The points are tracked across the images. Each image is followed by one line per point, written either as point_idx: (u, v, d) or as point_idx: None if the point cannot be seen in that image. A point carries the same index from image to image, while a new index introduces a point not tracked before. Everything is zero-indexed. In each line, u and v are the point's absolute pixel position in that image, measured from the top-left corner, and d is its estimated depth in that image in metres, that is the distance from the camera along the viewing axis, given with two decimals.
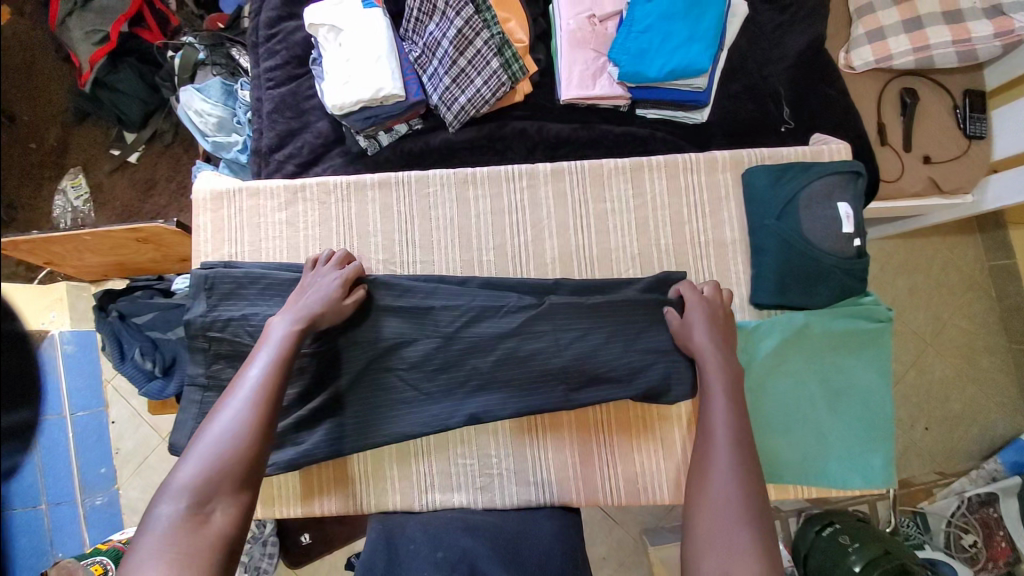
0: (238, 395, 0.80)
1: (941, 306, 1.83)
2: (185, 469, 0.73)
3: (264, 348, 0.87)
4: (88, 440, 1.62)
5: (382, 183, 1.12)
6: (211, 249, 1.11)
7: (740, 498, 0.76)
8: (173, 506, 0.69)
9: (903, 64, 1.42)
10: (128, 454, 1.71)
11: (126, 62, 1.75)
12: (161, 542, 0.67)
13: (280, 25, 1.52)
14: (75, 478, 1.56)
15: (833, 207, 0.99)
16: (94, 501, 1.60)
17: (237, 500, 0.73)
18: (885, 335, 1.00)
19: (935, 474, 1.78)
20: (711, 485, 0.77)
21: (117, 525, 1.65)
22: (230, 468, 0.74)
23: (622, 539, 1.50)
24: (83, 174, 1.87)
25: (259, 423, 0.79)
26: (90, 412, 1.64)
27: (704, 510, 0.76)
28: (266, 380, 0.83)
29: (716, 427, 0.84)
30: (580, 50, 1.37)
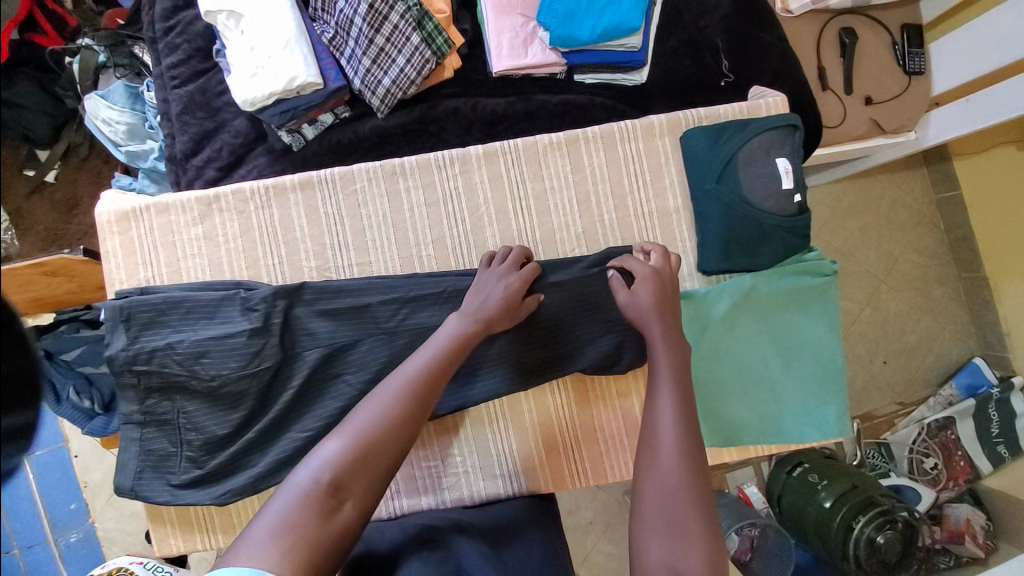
0: (396, 377, 0.74)
1: (892, 244, 1.87)
2: (331, 443, 0.66)
3: (435, 340, 0.80)
4: (51, 478, 1.59)
5: (304, 184, 1.03)
6: (125, 277, 1.03)
7: (687, 488, 0.69)
8: (313, 479, 0.63)
9: (839, 3, 1.38)
10: (96, 486, 1.59)
11: (21, 73, 1.59)
12: (282, 516, 0.60)
13: (176, 15, 1.38)
14: (43, 519, 1.58)
15: (772, 164, 0.97)
16: (67, 538, 1.58)
17: (369, 494, 0.66)
18: (832, 289, 1.00)
19: (896, 405, 1.85)
20: (657, 477, 0.70)
21: (97, 559, 1.57)
22: (373, 458, 0.66)
23: (606, 503, 1.52)
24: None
25: (410, 416, 0.71)
26: (50, 450, 1.60)
27: (652, 499, 0.69)
28: (428, 371, 0.75)
29: (662, 414, 0.75)
30: (505, 16, 1.28)
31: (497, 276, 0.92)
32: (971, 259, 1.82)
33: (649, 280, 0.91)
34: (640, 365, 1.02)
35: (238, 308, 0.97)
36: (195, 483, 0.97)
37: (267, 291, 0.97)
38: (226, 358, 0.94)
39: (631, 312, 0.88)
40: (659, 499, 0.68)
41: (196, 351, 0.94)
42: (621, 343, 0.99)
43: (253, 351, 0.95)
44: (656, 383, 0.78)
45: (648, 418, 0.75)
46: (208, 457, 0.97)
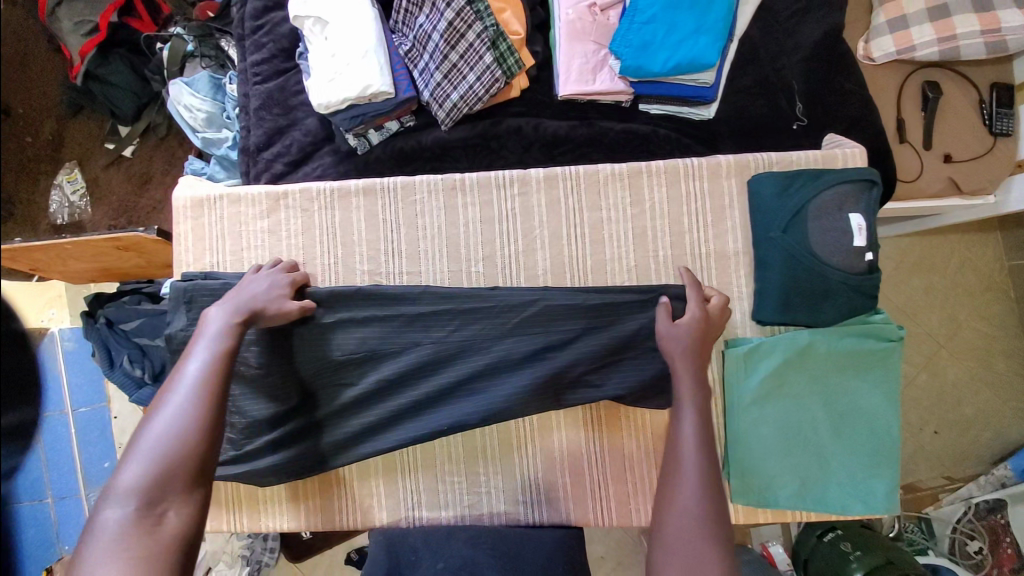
0: (179, 391, 0.73)
1: (956, 308, 1.76)
2: (129, 472, 0.66)
3: (200, 343, 0.80)
4: (90, 435, 1.68)
5: (367, 190, 1.06)
6: (192, 259, 1.08)
7: (709, 512, 0.69)
8: (120, 511, 0.63)
9: (926, 55, 1.32)
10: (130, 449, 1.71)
11: (116, 54, 1.72)
12: (105, 553, 0.61)
13: (266, 16, 1.46)
14: (78, 473, 1.66)
15: (844, 219, 0.93)
16: (98, 496, 1.66)
17: (191, 497, 0.68)
18: (894, 357, 0.95)
19: (942, 478, 1.73)
20: (678, 501, 0.70)
21: None
22: (183, 464, 0.68)
23: (621, 540, 1.47)
24: (79, 168, 1.85)
25: (209, 415, 0.73)
26: (92, 407, 1.70)
27: (672, 523, 0.69)
28: (209, 372, 0.76)
29: (683, 438, 0.75)
30: (578, 42, 1.29)
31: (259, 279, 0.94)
32: None
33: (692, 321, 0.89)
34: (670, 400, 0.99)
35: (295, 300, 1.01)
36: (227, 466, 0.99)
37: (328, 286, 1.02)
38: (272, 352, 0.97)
39: (667, 338, 0.88)
40: (682, 527, 0.68)
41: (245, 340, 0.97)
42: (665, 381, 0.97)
43: (303, 346, 0.98)
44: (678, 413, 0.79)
45: (671, 443, 0.76)
46: (247, 440, 0.98)
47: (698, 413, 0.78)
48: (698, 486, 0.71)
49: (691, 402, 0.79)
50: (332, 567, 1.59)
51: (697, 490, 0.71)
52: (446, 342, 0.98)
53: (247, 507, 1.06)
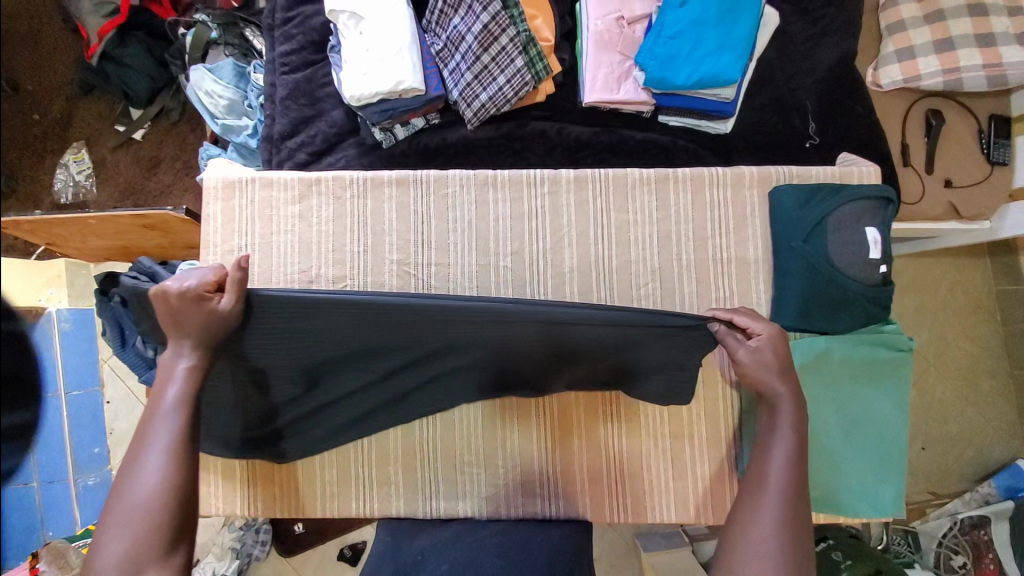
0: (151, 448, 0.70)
1: (943, 328, 1.84)
2: (103, 547, 0.64)
3: (163, 392, 0.74)
4: (83, 419, 1.64)
5: (400, 181, 1.08)
6: (220, 241, 1.08)
7: (786, 538, 0.70)
8: None
9: (931, 85, 1.39)
10: (123, 435, 1.71)
11: (134, 37, 1.72)
12: None
13: (297, 8, 1.48)
14: (68, 456, 1.60)
15: (861, 232, 0.97)
16: (86, 481, 1.63)
17: (170, 566, 0.66)
18: (905, 366, 0.99)
19: (927, 493, 1.79)
20: (757, 524, 0.70)
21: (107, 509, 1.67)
22: (159, 536, 0.66)
23: (615, 543, 1.49)
24: (87, 149, 1.84)
25: (182, 477, 0.70)
26: (84, 391, 1.65)
27: (751, 556, 0.68)
28: (177, 429, 0.72)
29: (773, 463, 0.76)
30: (605, 51, 1.34)
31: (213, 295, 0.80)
32: None
33: (771, 337, 0.85)
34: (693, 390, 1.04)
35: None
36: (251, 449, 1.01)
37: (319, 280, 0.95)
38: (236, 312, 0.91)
39: (749, 365, 0.85)
40: (754, 551, 0.68)
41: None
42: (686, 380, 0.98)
43: None
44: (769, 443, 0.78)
45: (759, 464, 0.77)
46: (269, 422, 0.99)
47: (790, 449, 0.77)
48: (780, 510, 0.72)
49: (786, 431, 0.79)
50: (324, 562, 1.57)
51: (778, 514, 0.71)
52: None
53: (263, 492, 1.06)
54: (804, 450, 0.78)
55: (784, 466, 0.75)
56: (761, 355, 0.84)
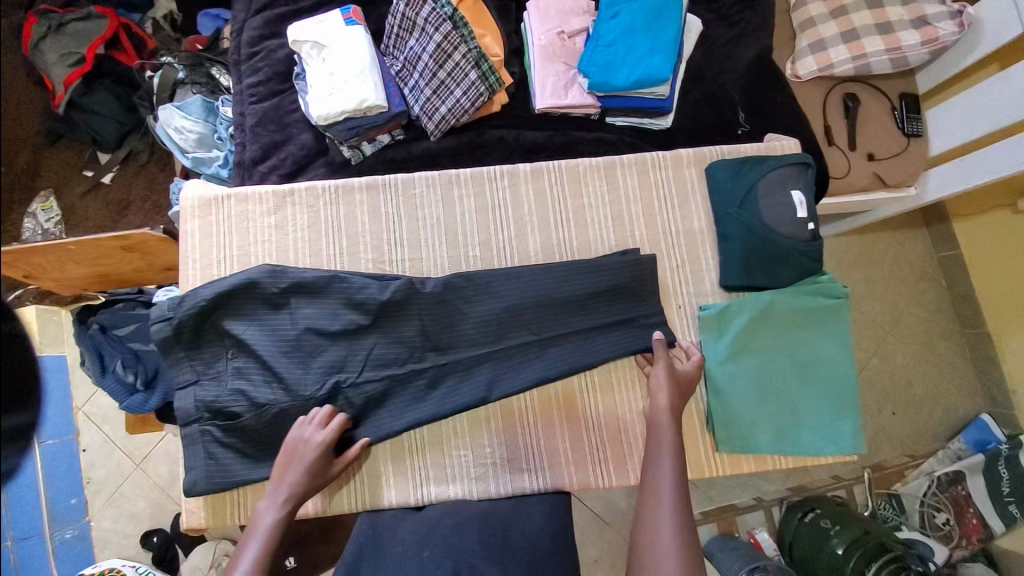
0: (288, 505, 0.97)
1: (895, 297, 1.95)
2: None
3: (253, 538, 0.91)
4: (59, 469, 1.64)
5: (370, 187, 1.16)
6: (199, 256, 1.13)
7: (683, 543, 0.84)
8: None
9: (844, 71, 1.56)
10: (100, 483, 1.72)
11: (101, 84, 1.79)
12: None
13: (261, 43, 1.58)
14: (44, 510, 1.58)
15: (787, 194, 1.09)
16: (64, 535, 1.62)
17: None
18: (844, 311, 1.09)
19: (905, 456, 1.85)
20: (661, 528, 0.86)
21: (88, 559, 1.65)
22: None
23: (613, 539, 1.51)
24: (55, 196, 1.86)
25: None
26: (60, 440, 1.65)
27: (655, 546, 0.84)
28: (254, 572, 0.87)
29: (662, 481, 0.91)
30: (551, 62, 1.47)
31: (305, 435, 1.00)
32: (974, 317, 1.89)
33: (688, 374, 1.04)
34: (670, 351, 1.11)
35: (296, 356, 1.05)
36: (248, 458, 1.06)
37: (314, 381, 1.04)
38: (251, 385, 1.03)
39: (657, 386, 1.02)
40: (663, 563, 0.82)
41: (239, 398, 1.03)
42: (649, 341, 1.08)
43: (323, 336, 1.06)
44: (656, 458, 0.95)
45: (651, 484, 0.92)
46: (262, 423, 1.03)
47: (674, 459, 0.94)
48: (673, 521, 0.87)
49: (668, 451, 0.95)
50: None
51: (675, 523, 0.86)
52: (455, 313, 1.08)
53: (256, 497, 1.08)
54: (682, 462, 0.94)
55: (670, 472, 0.92)
56: (658, 379, 1.02)
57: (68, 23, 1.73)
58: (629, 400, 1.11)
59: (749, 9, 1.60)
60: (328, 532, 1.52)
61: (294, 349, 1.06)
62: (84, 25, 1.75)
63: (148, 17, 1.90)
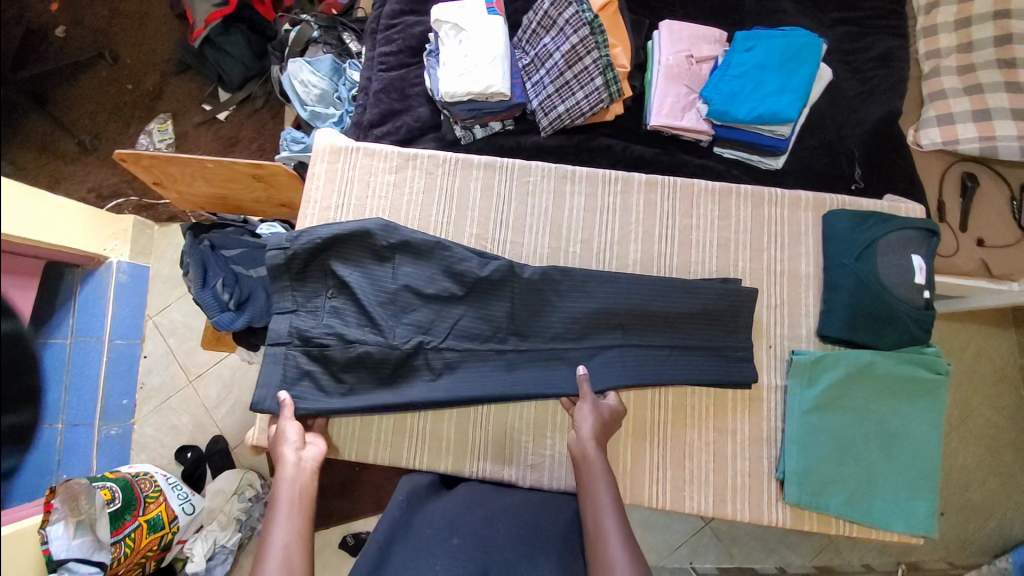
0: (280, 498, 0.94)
1: (969, 393, 1.85)
2: None
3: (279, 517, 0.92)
4: (120, 368, 1.77)
5: (488, 166, 1.20)
6: (320, 198, 1.20)
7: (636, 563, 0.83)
8: None
9: (969, 149, 1.50)
10: (152, 390, 1.85)
11: (237, 28, 1.94)
12: None
13: (401, 17, 1.67)
14: (99, 404, 1.68)
15: (908, 258, 1.07)
16: (109, 431, 1.72)
17: None
18: (942, 388, 1.05)
19: (946, 562, 1.75)
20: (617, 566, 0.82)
21: (123, 459, 1.77)
22: None
23: None
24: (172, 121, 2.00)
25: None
26: (127, 342, 1.80)
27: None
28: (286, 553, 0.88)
29: (604, 519, 0.89)
30: (674, 83, 1.48)
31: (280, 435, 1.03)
32: None
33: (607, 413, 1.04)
34: (752, 387, 1.09)
35: (390, 309, 1.09)
36: (325, 393, 1.08)
37: (402, 337, 1.08)
38: (345, 328, 1.08)
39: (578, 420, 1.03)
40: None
41: (331, 335, 1.07)
42: (731, 368, 1.07)
43: (419, 297, 1.10)
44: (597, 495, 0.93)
45: (593, 518, 0.90)
46: (347, 365, 1.08)
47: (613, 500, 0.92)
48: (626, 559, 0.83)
49: (605, 488, 0.93)
50: (325, 549, 1.52)
51: (621, 540, 0.86)
52: (546, 302, 1.10)
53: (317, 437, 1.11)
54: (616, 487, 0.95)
55: (611, 510, 0.90)
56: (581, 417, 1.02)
57: None
58: (701, 429, 1.09)
59: (885, 68, 1.57)
60: (347, 488, 1.55)
61: (390, 301, 1.10)
62: None
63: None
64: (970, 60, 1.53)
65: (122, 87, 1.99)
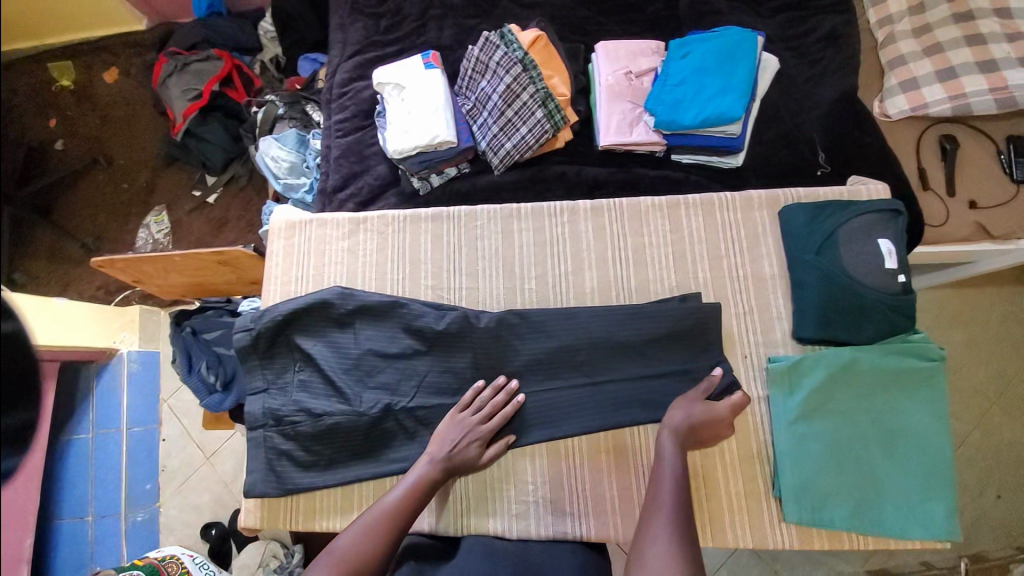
0: (400, 485, 0.97)
1: (1006, 362, 1.69)
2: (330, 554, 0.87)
3: (410, 474, 0.99)
4: (139, 455, 1.78)
5: (435, 218, 1.22)
6: (280, 274, 1.24)
7: (680, 560, 0.81)
8: None
9: (940, 111, 1.42)
10: (172, 472, 1.83)
11: (213, 116, 2.01)
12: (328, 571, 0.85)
13: (350, 84, 1.72)
14: (122, 490, 1.72)
15: (873, 243, 1.03)
16: (135, 517, 1.73)
17: None
18: (939, 377, 0.99)
19: (1012, 548, 1.56)
20: (653, 536, 0.84)
21: (153, 542, 1.75)
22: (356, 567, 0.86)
23: None
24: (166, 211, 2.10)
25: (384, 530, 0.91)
26: (144, 428, 1.81)
27: (648, 556, 0.82)
28: (395, 504, 0.94)
29: (663, 486, 0.91)
30: (617, 101, 1.49)
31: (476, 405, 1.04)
32: None
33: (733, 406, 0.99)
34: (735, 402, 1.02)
35: (355, 375, 1.10)
36: (300, 464, 1.10)
37: (368, 404, 1.07)
38: (316, 401, 1.08)
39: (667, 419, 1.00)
40: (656, 544, 0.83)
41: (301, 411, 1.08)
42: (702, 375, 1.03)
43: (384, 359, 1.11)
44: (659, 466, 0.94)
45: (654, 489, 0.92)
46: (319, 437, 1.08)
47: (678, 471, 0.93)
48: (670, 530, 0.85)
49: (673, 460, 0.94)
50: None
51: (671, 534, 0.84)
52: (508, 347, 1.08)
53: (302, 506, 1.12)
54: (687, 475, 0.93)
55: (674, 481, 0.91)
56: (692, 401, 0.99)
57: (191, 65, 1.99)
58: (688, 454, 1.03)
59: (831, 47, 1.54)
60: None
61: (354, 368, 1.10)
62: (204, 65, 1.99)
63: (257, 59, 2.12)
64: (924, 21, 1.47)
65: (119, 187, 2.11)
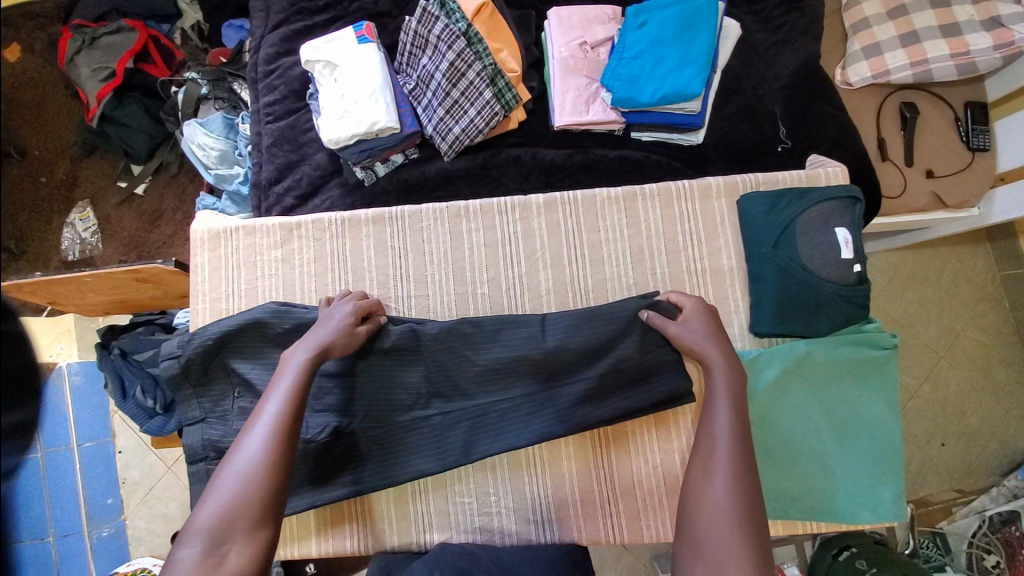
0: (254, 430, 0.78)
1: (953, 319, 1.73)
2: (207, 508, 0.71)
3: (283, 378, 0.83)
4: (95, 469, 1.57)
5: (377, 219, 1.12)
6: (208, 290, 1.13)
7: (739, 502, 0.76)
8: (190, 550, 0.68)
9: (901, 78, 1.37)
10: (134, 484, 1.59)
11: (131, 98, 1.72)
12: (219, 507, 0.71)
13: (278, 60, 1.52)
14: (81, 508, 1.53)
15: (830, 232, 1.01)
16: (100, 532, 1.54)
17: (252, 540, 0.71)
18: (889, 363, 0.99)
19: (954, 491, 1.66)
20: (712, 485, 0.78)
21: (123, 557, 1.55)
22: (248, 507, 0.72)
23: (632, 565, 1.44)
24: (91, 207, 1.83)
25: (277, 459, 0.76)
26: (98, 442, 1.58)
27: (704, 512, 0.76)
28: (282, 417, 0.79)
29: (718, 429, 0.84)
30: (572, 76, 1.38)
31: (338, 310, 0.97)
32: None
33: (694, 309, 0.99)
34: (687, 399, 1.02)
35: None
36: None
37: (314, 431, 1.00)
38: None
39: (686, 341, 0.95)
40: (711, 492, 0.77)
41: None
42: (661, 374, 1.01)
43: None
44: (712, 409, 0.87)
45: (707, 431, 0.84)
46: None
47: (732, 409, 0.86)
48: (728, 478, 0.78)
49: (726, 400, 0.87)
50: None
51: (730, 481, 0.78)
52: (462, 357, 1.02)
53: None
54: (743, 413, 0.86)
55: (727, 424, 0.84)
56: (688, 322, 0.97)
57: (100, 38, 1.67)
58: (645, 451, 1.06)
59: (794, 11, 1.46)
60: None
61: None
62: (115, 38, 1.68)
63: (177, 28, 1.79)
64: None
65: (37, 182, 1.84)
